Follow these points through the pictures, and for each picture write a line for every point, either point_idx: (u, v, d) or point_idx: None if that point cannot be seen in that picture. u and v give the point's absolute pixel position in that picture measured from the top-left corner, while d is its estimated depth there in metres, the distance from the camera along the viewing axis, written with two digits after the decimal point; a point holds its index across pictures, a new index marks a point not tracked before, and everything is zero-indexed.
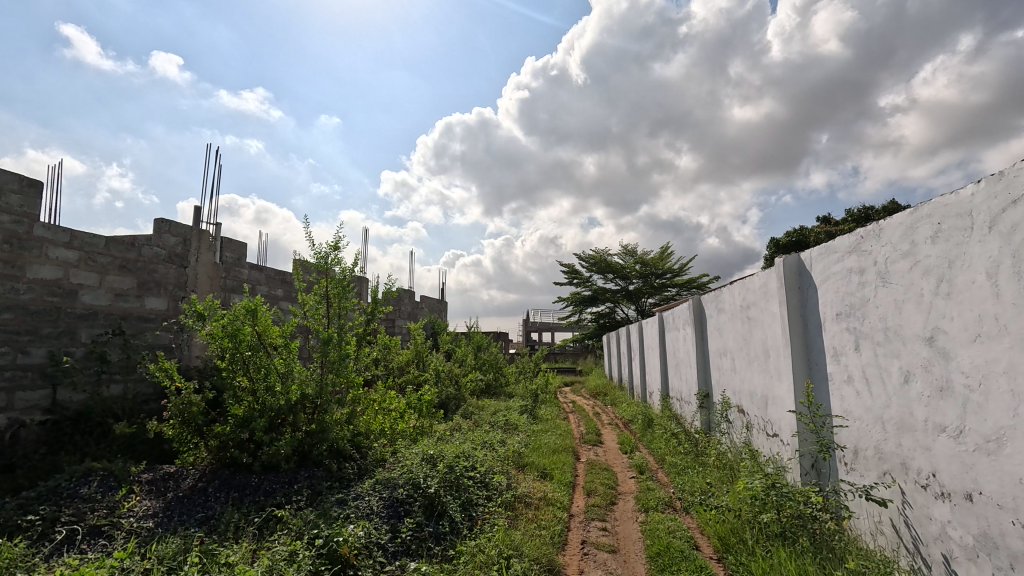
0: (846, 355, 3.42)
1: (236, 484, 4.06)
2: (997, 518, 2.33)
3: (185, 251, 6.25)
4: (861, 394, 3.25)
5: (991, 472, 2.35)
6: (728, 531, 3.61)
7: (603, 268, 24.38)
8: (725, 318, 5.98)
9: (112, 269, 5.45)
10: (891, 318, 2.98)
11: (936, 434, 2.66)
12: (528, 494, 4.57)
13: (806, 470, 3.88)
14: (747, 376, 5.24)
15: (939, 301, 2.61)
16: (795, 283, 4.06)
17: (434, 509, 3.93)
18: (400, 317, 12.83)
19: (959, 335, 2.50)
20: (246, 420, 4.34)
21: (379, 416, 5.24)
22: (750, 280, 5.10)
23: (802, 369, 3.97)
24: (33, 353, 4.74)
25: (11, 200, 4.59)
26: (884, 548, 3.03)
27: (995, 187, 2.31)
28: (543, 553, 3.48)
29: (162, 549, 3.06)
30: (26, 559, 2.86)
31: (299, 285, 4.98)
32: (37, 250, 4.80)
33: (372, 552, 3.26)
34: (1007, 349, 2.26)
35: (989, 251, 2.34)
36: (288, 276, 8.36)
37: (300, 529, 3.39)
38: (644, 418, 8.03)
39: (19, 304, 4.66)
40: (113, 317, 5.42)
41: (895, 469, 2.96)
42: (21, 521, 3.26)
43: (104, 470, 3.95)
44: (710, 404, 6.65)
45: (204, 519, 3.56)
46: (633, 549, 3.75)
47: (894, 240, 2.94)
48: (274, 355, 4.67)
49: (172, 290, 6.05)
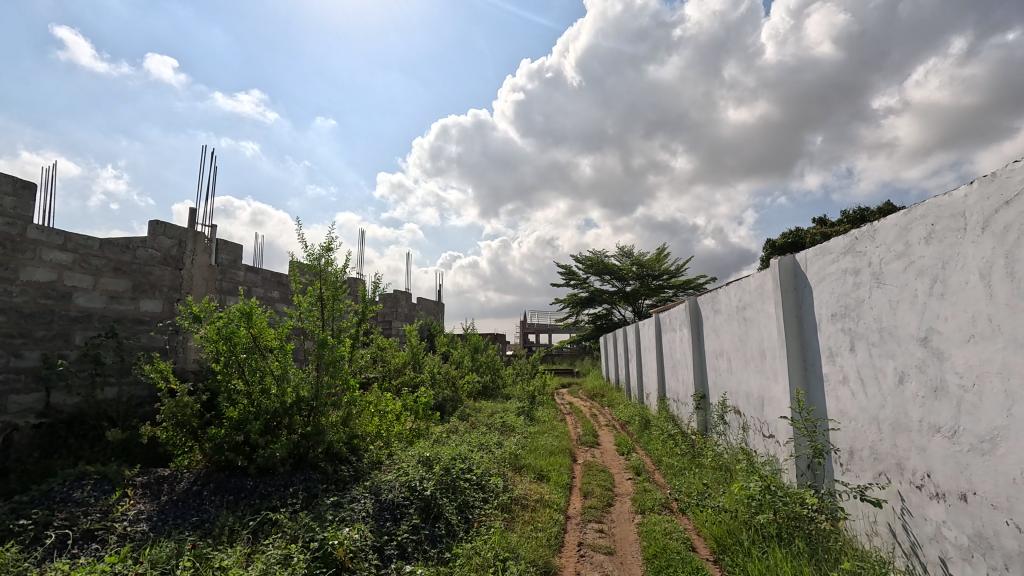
0: (842, 356, 3.43)
1: (231, 487, 4.04)
2: (991, 518, 2.33)
3: (181, 252, 6.22)
4: (856, 395, 3.26)
5: (985, 472, 2.36)
6: (724, 532, 3.61)
7: (601, 270, 24.44)
8: (721, 319, 5.98)
9: (106, 271, 5.42)
10: (885, 318, 2.99)
11: (931, 434, 2.66)
12: (525, 496, 4.57)
13: (803, 471, 3.87)
14: (744, 377, 5.24)
15: (933, 301, 2.62)
16: (791, 284, 4.07)
17: (430, 512, 3.92)
18: (397, 319, 12.84)
19: (953, 335, 2.51)
20: (241, 422, 4.32)
21: (376, 417, 5.23)
22: (746, 281, 5.11)
23: (798, 371, 3.98)
24: (26, 355, 4.71)
25: (5, 201, 4.56)
26: (880, 548, 3.03)
27: (988, 188, 2.32)
28: (539, 555, 3.48)
29: (155, 553, 3.04)
30: (18, 563, 2.84)
31: (294, 287, 4.96)
32: (30, 252, 4.77)
33: (367, 554, 3.24)
34: (1000, 350, 2.27)
35: (983, 251, 2.34)
36: (284, 278, 8.35)
37: (295, 532, 3.37)
38: (642, 419, 8.02)
39: (12, 307, 4.63)
40: (107, 319, 5.40)
41: (891, 470, 2.96)
42: (13, 526, 3.23)
43: (97, 473, 3.92)
44: (707, 405, 6.65)
45: (199, 522, 3.54)
46: (630, 550, 3.75)
47: (888, 241, 2.95)
48: (270, 357, 4.65)
49: (167, 292, 6.03)
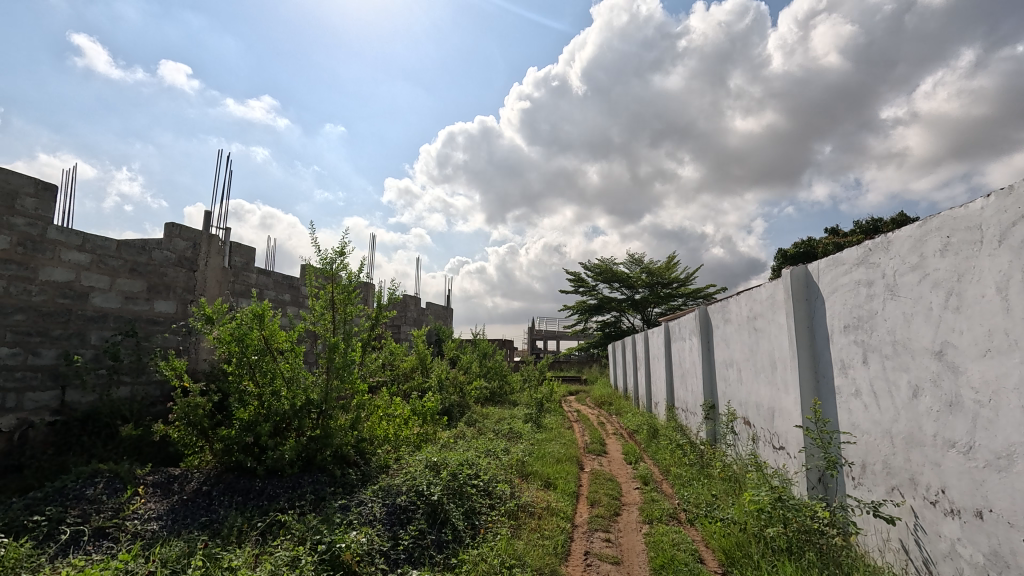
0: (854, 368, 3.40)
1: (240, 488, 4.08)
2: (1008, 536, 2.29)
3: (195, 255, 6.30)
4: (869, 408, 3.23)
5: (1002, 489, 2.32)
6: (733, 544, 3.55)
7: (608, 277, 24.37)
8: (731, 329, 5.95)
9: (122, 272, 5.50)
10: (899, 331, 2.96)
11: (946, 449, 2.62)
12: (531, 503, 4.56)
13: (814, 484, 3.82)
14: (754, 388, 5.20)
15: (948, 314, 2.59)
16: (803, 295, 4.04)
17: (437, 517, 3.94)
18: (405, 324, 12.90)
19: (969, 349, 2.48)
20: (252, 424, 4.34)
21: (383, 422, 5.26)
22: (757, 291, 5.07)
23: (809, 383, 3.94)
24: (43, 354, 4.79)
25: (26, 203, 4.67)
26: (893, 565, 2.99)
27: (1005, 201, 2.30)
28: (545, 563, 3.47)
29: (166, 552, 3.08)
30: (31, 559, 2.89)
31: (309, 289, 5.04)
32: (50, 252, 4.86)
33: (374, 558, 3.26)
34: (1017, 365, 2.24)
35: (999, 264, 2.32)
36: (295, 281, 8.42)
37: (302, 534, 3.38)
38: (650, 429, 7.97)
39: (30, 306, 4.72)
40: (123, 320, 5.48)
41: (904, 485, 2.92)
42: (28, 521, 3.29)
43: (110, 471, 3.98)
44: (715, 415, 6.60)
45: (209, 522, 3.57)
46: (636, 560, 3.72)
47: (903, 253, 2.92)
48: (281, 359, 4.68)
49: (181, 294, 6.10)
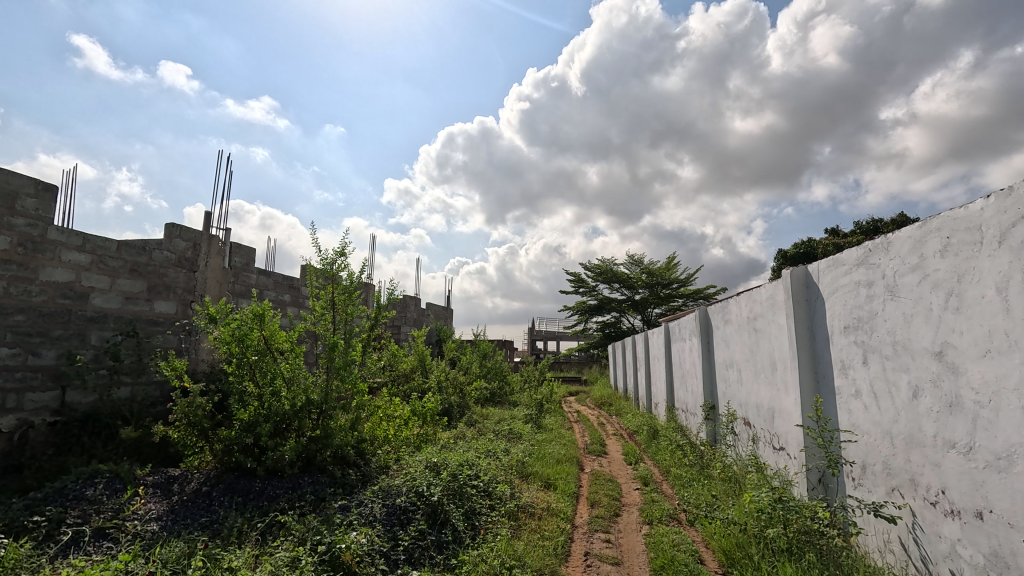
0: (854, 368, 3.40)
1: (240, 488, 4.08)
2: (1008, 537, 2.29)
3: (196, 255, 6.30)
4: (869, 408, 3.23)
5: (1001, 490, 2.32)
6: (733, 545, 3.55)
7: (608, 278, 24.38)
8: (732, 329, 5.95)
9: (122, 273, 5.50)
10: (899, 331, 2.96)
11: (946, 450, 2.62)
12: (532, 504, 4.56)
13: (814, 484, 3.83)
14: (754, 389, 5.20)
15: (948, 315, 2.59)
16: (802, 296, 4.04)
17: (437, 517, 3.94)
18: (405, 324, 12.90)
19: (969, 350, 2.48)
20: (252, 424, 4.34)
21: (383, 423, 5.26)
22: (757, 291, 5.07)
23: (809, 383, 3.94)
24: (44, 354, 4.79)
25: (27, 203, 4.68)
26: (893, 566, 2.99)
27: (1005, 202, 2.30)
28: (545, 564, 3.47)
29: (166, 553, 3.08)
30: (32, 559, 2.89)
31: (309, 289, 5.05)
32: (50, 252, 4.86)
33: (374, 559, 3.26)
34: (1017, 365, 2.24)
35: (999, 265, 2.32)
36: (295, 281, 8.42)
37: (303, 535, 3.39)
38: (650, 429, 7.97)
39: (31, 307, 4.72)
40: (123, 320, 5.48)
41: (905, 486, 2.92)
42: (28, 522, 3.29)
43: (110, 471, 3.98)
44: (715, 416, 6.60)
45: (208, 523, 3.57)
46: (636, 561, 3.72)
47: (903, 253, 2.92)
48: (281, 360, 4.68)
49: (181, 294, 6.10)
